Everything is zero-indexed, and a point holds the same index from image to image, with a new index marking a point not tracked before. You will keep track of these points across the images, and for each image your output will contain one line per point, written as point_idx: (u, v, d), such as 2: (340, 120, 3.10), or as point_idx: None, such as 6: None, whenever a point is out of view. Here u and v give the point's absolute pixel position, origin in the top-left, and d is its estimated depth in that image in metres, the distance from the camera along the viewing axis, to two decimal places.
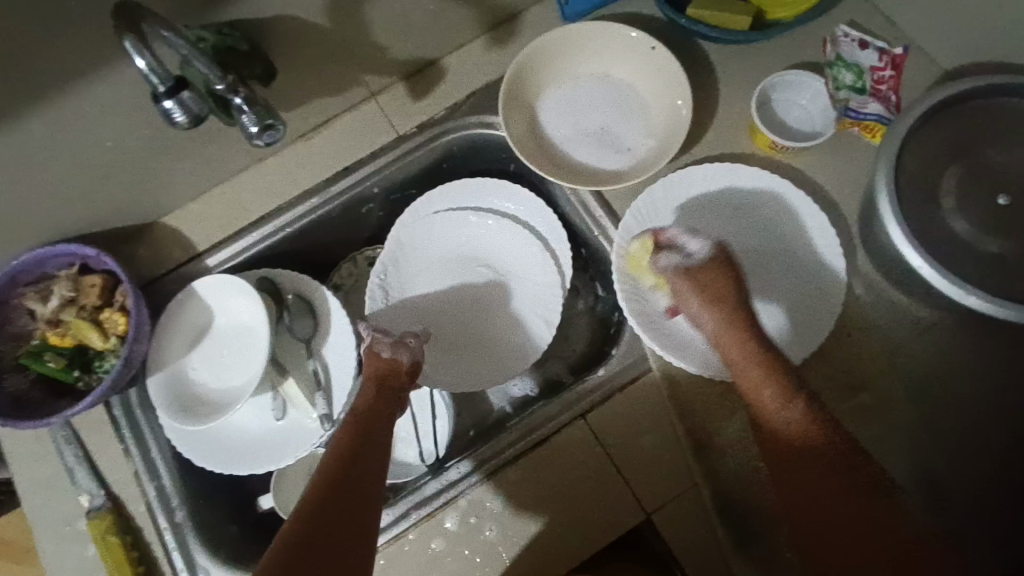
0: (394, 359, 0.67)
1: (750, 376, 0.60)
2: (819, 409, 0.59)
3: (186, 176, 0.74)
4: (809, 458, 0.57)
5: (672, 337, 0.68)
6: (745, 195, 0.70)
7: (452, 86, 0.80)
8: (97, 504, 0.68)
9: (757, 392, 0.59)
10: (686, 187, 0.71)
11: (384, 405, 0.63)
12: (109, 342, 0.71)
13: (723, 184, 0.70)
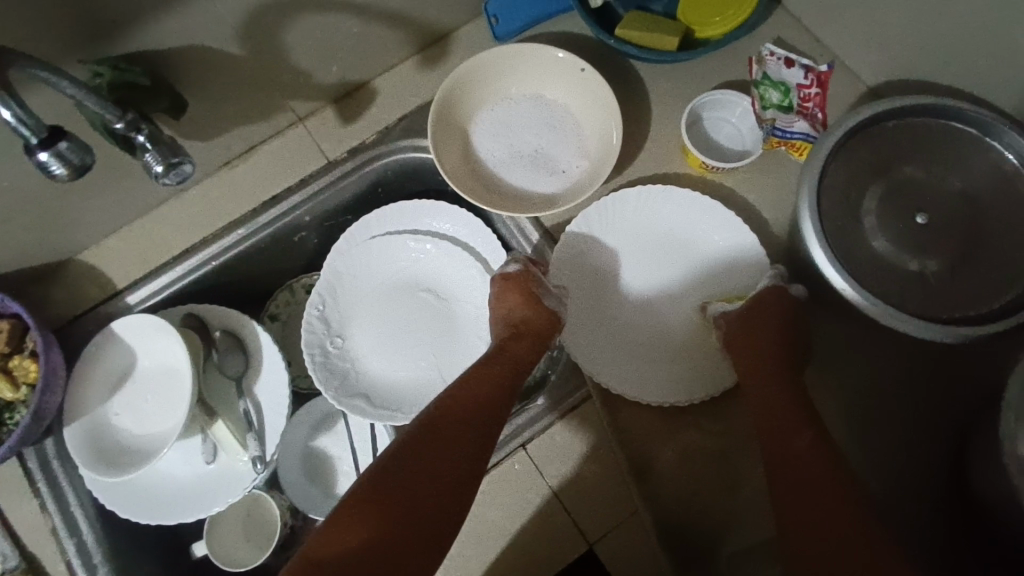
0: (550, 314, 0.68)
1: (764, 402, 0.61)
2: (827, 441, 0.57)
3: (100, 211, 0.71)
4: (806, 470, 0.55)
5: (605, 361, 0.68)
6: (677, 218, 0.71)
7: (384, 108, 0.78)
8: (11, 566, 0.64)
9: (768, 418, 0.60)
10: (621, 210, 0.71)
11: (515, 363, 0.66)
12: (19, 392, 0.67)
13: (656, 207, 0.71)
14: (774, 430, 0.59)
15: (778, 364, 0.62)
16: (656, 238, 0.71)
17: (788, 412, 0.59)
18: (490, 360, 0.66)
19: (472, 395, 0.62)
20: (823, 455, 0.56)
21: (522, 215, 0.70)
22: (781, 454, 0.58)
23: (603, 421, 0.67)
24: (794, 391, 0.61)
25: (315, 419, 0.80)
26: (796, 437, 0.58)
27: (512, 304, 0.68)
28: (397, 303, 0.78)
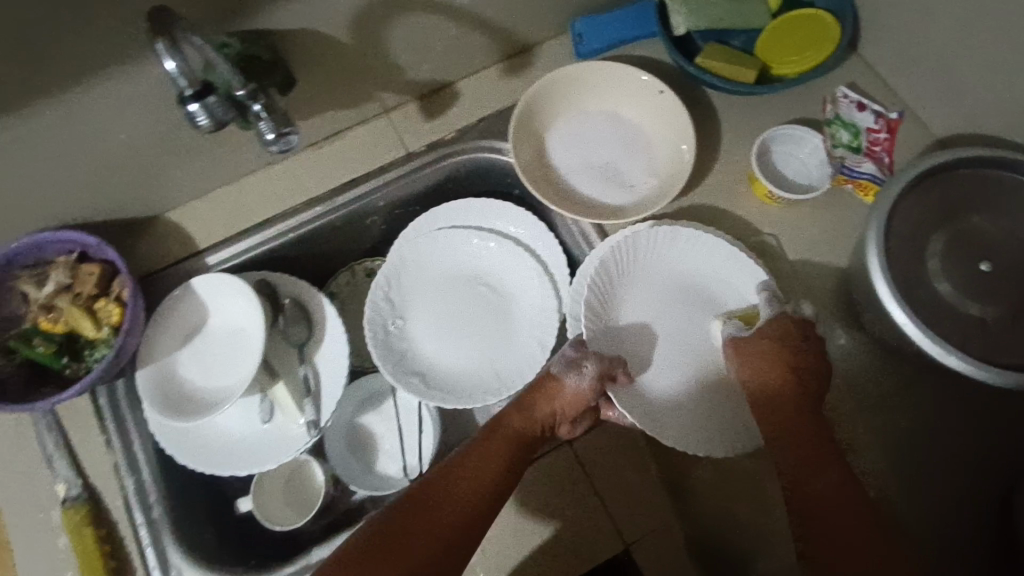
0: (574, 391, 0.64)
1: (795, 445, 0.59)
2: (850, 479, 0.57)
3: (195, 175, 0.75)
4: (836, 509, 0.55)
5: (654, 411, 0.68)
6: (703, 250, 0.71)
7: (465, 109, 0.82)
8: (73, 495, 0.67)
9: (793, 458, 0.58)
10: (633, 261, 0.71)
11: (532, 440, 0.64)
12: (102, 331, 0.71)
13: (671, 242, 0.72)
14: (808, 476, 0.57)
15: (796, 396, 0.61)
16: (671, 281, 0.72)
17: (822, 455, 0.58)
18: (501, 440, 0.62)
19: (485, 481, 0.59)
20: (866, 508, 0.56)
21: (586, 219, 0.73)
22: (819, 506, 0.56)
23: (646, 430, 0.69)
24: (822, 429, 0.60)
25: (363, 397, 0.83)
26: (828, 482, 0.57)
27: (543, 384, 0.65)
28: (452, 296, 0.81)
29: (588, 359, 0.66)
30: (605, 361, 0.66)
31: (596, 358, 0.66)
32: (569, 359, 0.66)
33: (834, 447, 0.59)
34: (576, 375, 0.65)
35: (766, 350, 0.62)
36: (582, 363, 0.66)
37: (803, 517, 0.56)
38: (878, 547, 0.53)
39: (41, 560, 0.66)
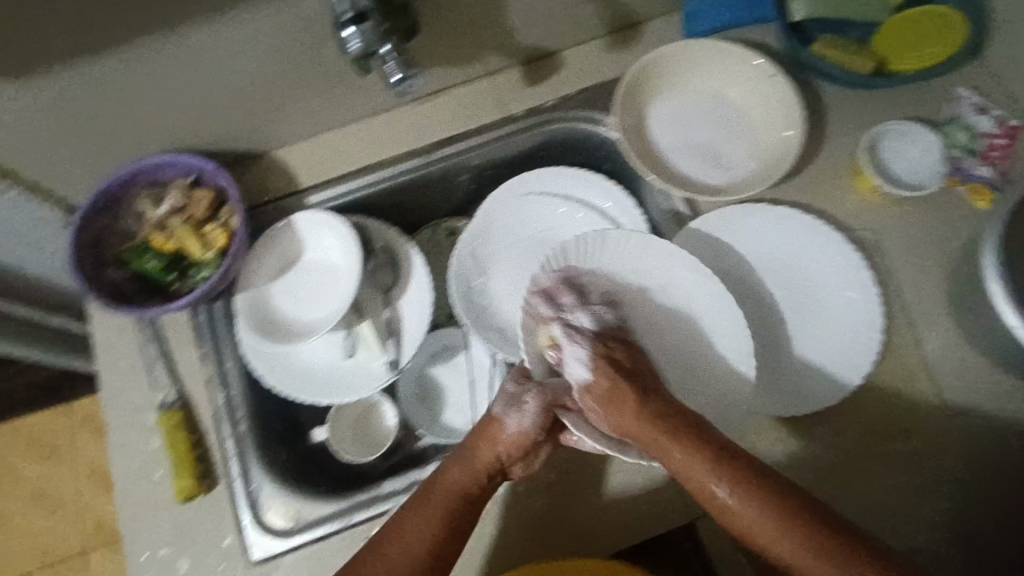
0: (518, 432, 0.64)
1: (725, 482, 0.57)
2: (781, 487, 0.56)
3: (305, 116, 0.78)
4: (784, 513, 0.54)
5: (614, 433, 0.66)
6: (793, 239, 0.71)
7: (567, 78, 0.83)
8: (169, 400, 0.71)
9: (726, 497, 0.56)
10: (479, 237, 0.82)
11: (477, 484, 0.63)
12: (208, 254, 0.75)
13: (642, 252, 0.70)
14: (718, 499, 0.56)
15: (649, 407, 0.61)
16: (743, 267, 0.72)
17: (734, 477, 0.56)
18: (444, 492, 0.62)
19: (429, 530, 0.60)
20: (808, 512, 0.54)
21: (681, 193, 0.73)
22: (751, 524, 0.55)
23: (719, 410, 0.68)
24: (684, 433, 0.59)
25: (434, 348, 0.84)
26: (748, 501, 0.55)
27: (484, 436, 0.65)
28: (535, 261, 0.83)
29: (528, 394, 0.66)
30: (547, 393, 0.66)
31: (536, 393, 0.66)
32: (511, 397, 0.66)
33: (694, 443, 0.58)
34: (522, 411, 0.65)
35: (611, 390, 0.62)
36: (522, 399, 0.66)
37: (750, 542, 0.55)
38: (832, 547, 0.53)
39: (134, 457, 0.70)
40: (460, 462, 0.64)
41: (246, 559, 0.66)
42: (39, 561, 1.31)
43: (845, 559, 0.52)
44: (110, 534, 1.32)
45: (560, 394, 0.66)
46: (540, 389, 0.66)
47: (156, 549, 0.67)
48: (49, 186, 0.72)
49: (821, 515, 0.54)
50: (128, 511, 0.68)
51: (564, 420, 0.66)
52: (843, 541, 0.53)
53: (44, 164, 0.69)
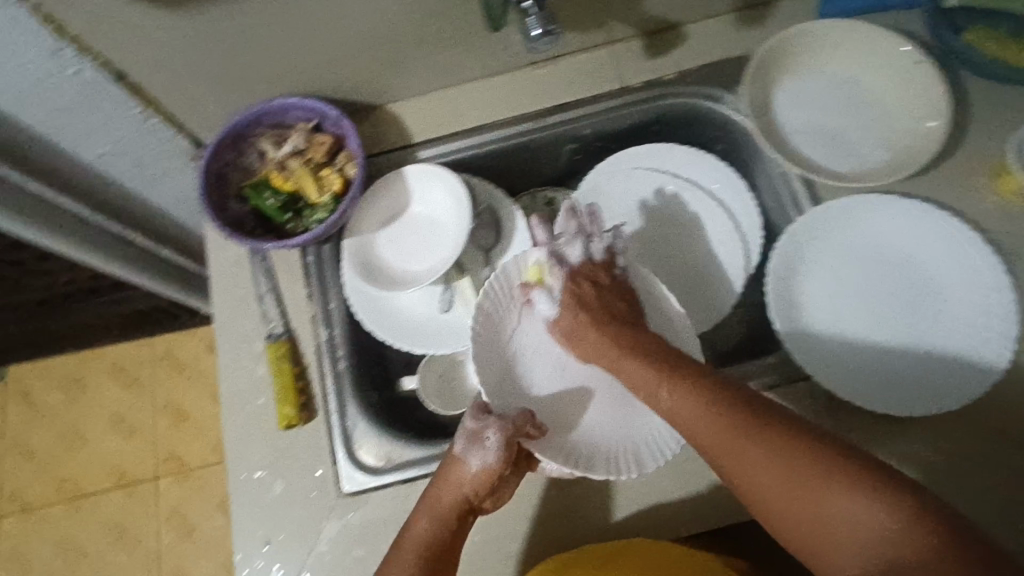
0: (488, 469, 0.60)
1: (724, 436, 0.52)
2: (775, 423, 0.51)
3: (426, 71, 0.79)
4: (780, 455, 0.49)
5: (579, 452, 0.67)
6: (919, 235, 0.68)
7: (690, 53, 0.81)
8: (277, 333, 0.74)
9: (726, 448, 0.52)
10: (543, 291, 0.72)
11: (452, 524, 0.60)
12: (323, 197, 0.78)
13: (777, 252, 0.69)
14: (661, 401, 0.58)
15: (608, 330, 0.65)
16: (862, 259, 0.70)
17: (672, 378, 0.58)
18: (412, 545, 0.59)
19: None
20: (749, 406, 0.53)
21: (802, 170, 0.71)
22: (759, 476, 0.50)
23: (822, 402, 0.66)
24: (658, 351, 0.62)
25: None
26: (682, 400, 0.56)
27: (443, 486, 0.61)
28: (637, 236, 0.82)
29: (489, 431, 0.62)
30: (507, 425, 0.62)
31: (496, 426, 0.62)
32: (470, 435, 0.62)
33: (661, 355, 0.61)
34: (489, 454, 0.61)
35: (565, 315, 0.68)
36: (483, 437, 0.61)
37: (693, 441, 0.55)
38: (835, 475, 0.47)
39: (240, 381, 0.74)
40: (431, 511, 0.61)
41: (339, 490, 0.69)
42: (116, 480, 1.37)
43: (776, 442, 0.50)
44: (183, 463, 1.37)
45: (521, 424, 0.63)
46: (500, 420, 0.62)
47: (255, 470, 0.70)
48: (184, 120, 0.76)
49: (766, 407, 0.53)
50: (232, 431, 0.72)
51: (529, 446, 0.65)
52: (854, 462, 0.47)
53: (185, 98, 0.73)
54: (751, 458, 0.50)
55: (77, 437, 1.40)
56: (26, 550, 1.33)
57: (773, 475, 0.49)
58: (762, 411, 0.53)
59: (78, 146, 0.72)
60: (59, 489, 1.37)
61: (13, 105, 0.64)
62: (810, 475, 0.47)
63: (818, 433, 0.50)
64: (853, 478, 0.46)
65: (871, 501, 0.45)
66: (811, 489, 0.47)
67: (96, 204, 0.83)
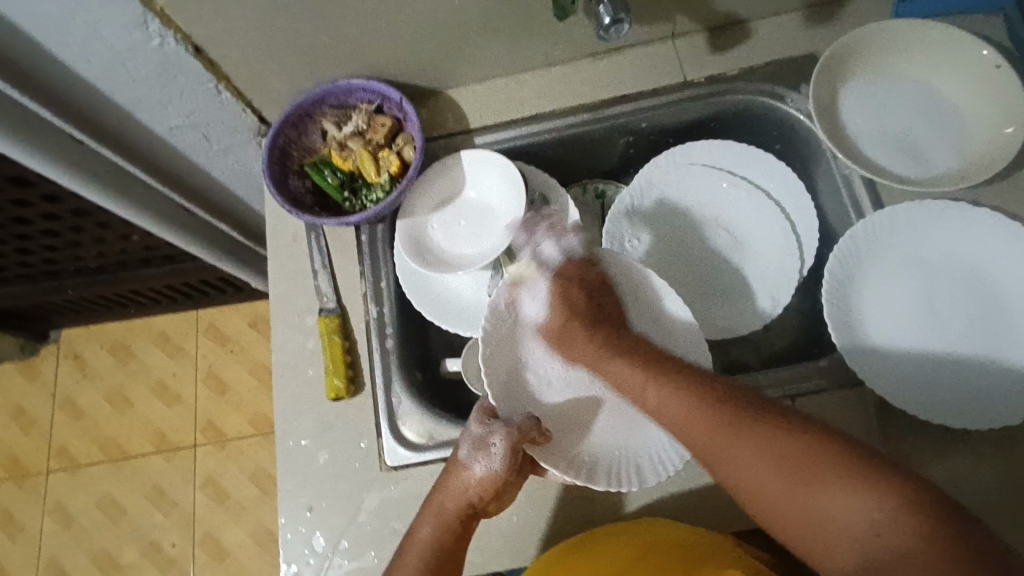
0: (489, 476, 0.61)
1: (712, 432, 0.54)
2: (768, 415, 0.53)
3: (489, 58, 0.80)
4: (771, 446, 0.51)
5: (580, 461, 0.66)
6: (986, 244, 0.66)
7: (755, 50, 0.80)
8: (329, 308, 0.76)
9: (715, 441, 0.54)
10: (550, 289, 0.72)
11: (456, 530, 0.61)
12: (381, 177, 0.79)
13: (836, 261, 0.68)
14: (649, 399, 0.60)
15: (597, 337, 0.66)
16: (923, 266, 0.68)
17: (659, 379, 0.60)
18: (416, 549, 0.60)
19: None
20: (736, 402, 0.55)
21: (867, 172, 0.70)
22: (746, 467, 0.51)
23: (874, 410, 0.64)
24: (642, 353, 0.63)
25: None
26: (669, 398, 0.58)
27: (447, 492, 0.62)
28: (690, 234, 0.82)
29: (495, 436, 0.62)
30: (512, 431, 0.62)
31: (502, 431, 0.62)
32: (477, 441, 0.62)
33: (648, 356, 0.63)
34: (491, 460, 0.61)
35: (564, 308, 0.68)
36: (488, 442, 0.61)
37: (683, 440, 0.56)
38: (825, 464, 0.48)
39: (290, 352, 0.76)
40: (435, 517, 0.61)
41: (381, 463, 0.70)
42: (158, 444, 1.42)
43: (764, 435, 0.52)
44: (220, 432, 1.42)
45: (526, 429, 0.63)
46: (506, 426, 0.62)
47: (301, 438, 0.72)
48: (252, 97, 0.79)
49: (752, 400, 0.55)
50: (280, 399, 0.74)
51: (534, 454, 0.64)
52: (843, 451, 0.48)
53: (256, 76, 0.75)
54: (739, 454, 0.52)
55: (123, 401, 1.46)
56: (70, 504, 1.40)
57: (765, 469, 0.50)
58: (749, 402, 0.54)
59: (153, 116, 0.75)
60: (104, 449, 1.43)
61: (98, 74, 0.67)
62: (801, 464, 0.49)
63: (805, 425, 0.51)
64: (840, 467, 0.48)
65: (861, 489, 0.46)
66: (801, 478, 0.49)
67: (162, 175, 0.86)
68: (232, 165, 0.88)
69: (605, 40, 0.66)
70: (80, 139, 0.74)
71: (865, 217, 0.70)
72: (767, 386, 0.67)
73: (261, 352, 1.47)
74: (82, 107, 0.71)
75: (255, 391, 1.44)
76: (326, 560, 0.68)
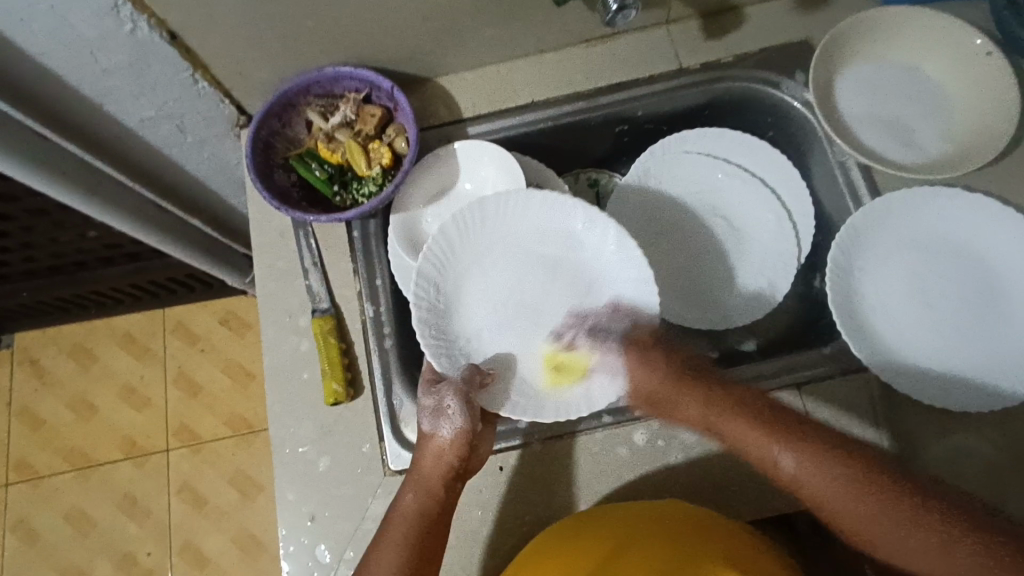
0: (453, 438, 0.62)
1: (849, 506, 0.55)
2: (904, 489, 0.54)
3: (480, 44, 0.77)
4: (915, 526, 0.52)
5: (523, 400, 0.67)
6: (979, 230, 0.68)
7: (749, 35, 0.79)
8: (323, 308, 0.73)
9: (852, 515, 0.55)
10: (462, 240, 0.71)
11: (439, 497, 0.61)
12: (372, 170, 0.76)
13: (841, 247, 0.69)
14: (776, 463, 0.59)
15: (708, 396, 0.64)
16: (922, 252, 0.69)
17: (786, 441, 0.59)
18: (402, 518, 0.60)
19: (397, 551, 0.58)
20: (872, 471, 0.55)
21: (867, 158, 0.70)
22: (887, 538, 0.53)
23: (875, 393, 0.65)
24: (762, 409, 0.62)
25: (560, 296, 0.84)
26: (805, 469, 0.57)
27: (423, 468, 0.62)
28: (684, 223, 0.82)
29: (446, 399, 0.63)
30: (461, 386, 0.64)
31: (450, 391, 0.64)
32: (433, 410, 0.64)
33: (770, 415, 0.61)
34: (443, 422, 0.62)
35: (653, 356, 0.67)
36: (444, 407, 0.63)
37: (819, 510, 0.57)
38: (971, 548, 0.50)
39: (282, 356, 0.72)
40: (419, 487, 0.61)
41: (385, 467, 0.68)
42: (127, 451, 1.36)
43: (915, 527, 0.52)
44: (195, 436, 1.36)
45: (469, 379, 0.66)
46: (453, 385, 0.64)
47: (300, 445, 0.69)
48: (231, 86, 0.74)
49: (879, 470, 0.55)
50: (276, 405, 0.71)
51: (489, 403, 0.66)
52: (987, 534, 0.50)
53: (235, 64, 0.71)
54: (877, 529, 0.54)
55: (88, 407, 1.38)
56: (36, 517, 1.32)
57: (925, 556, 0.51)
58: (886, 470, 0.55)
59: (124, 108, 0.70)
60: (70, 458, 1.35)
61: (63, 65, 0.62)
62: (952, 556, 0.50)
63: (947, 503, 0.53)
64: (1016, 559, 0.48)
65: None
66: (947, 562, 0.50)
67: (133, 170, 0.81)
68: (208, 157, 0.83)
69: (609, 26, 0.64)
70: (44, 135, 0.69)
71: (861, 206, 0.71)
72: (771, 374, 0.67)
73: (235, 352, 1.41)
74: (47, 100, 0.65)
75: (230, 392, 1.39)
76: (333, 571, 0.65)
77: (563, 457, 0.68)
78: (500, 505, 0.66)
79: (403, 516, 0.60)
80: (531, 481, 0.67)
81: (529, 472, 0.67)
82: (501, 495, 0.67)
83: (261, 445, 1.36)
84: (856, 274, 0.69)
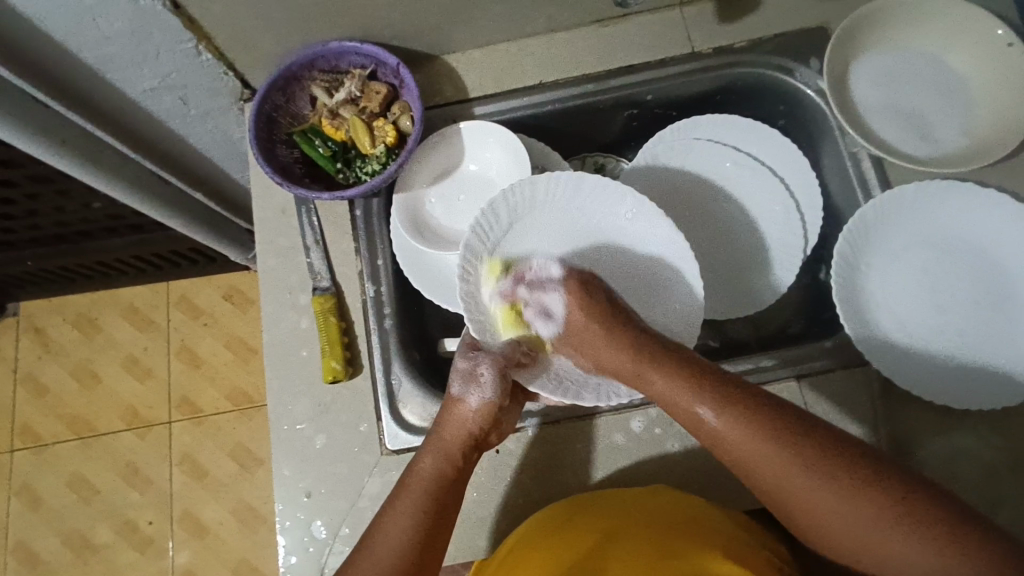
0: (484, 406, 0.63)
1: (755, 454, 0.54)
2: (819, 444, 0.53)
3: (489, 22, 0.76)
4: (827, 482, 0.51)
5: (565, 382, 0.68)
6: (991, 227, 0.66)
7: (765, 20, 0.77)
8: (324, 286, 0.73)
9: (759, 466, 0.54)
10: (508, 214, 0.70)
11: (461, 465, 0.61)
12: (376, 148, 0.75)
13: (849, 238, 0.68)
14: (688, 412, 0.59)
15: (621, 337, 0.65)
16: (929, 246, 0.68)
17: (710, 397, 0.58)
18: (421, 476, 0.60)
19: (414, 508, 0.59)
20: (808, 442, 0.53)
21: (879, 150, 0.69)
22: (791, 486, 0.52)
23: (875, 389, 0.65)
24: (687, 368, 0.61)
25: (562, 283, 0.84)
26: (734, 428, 0.55)
27: (450, 432, 0.62)
28: (689, 211, 0.81)
29: (481, 366, 0.65)
30: (496, 357, 0.66)
31: (486, 360, 0.66)
32: (466, 374, 0.65)
33: (705, 377, 0.59)
34: (473, 388, 0.64)
35: (581, 313, 0.68)
36: (478, 373, 0.65)
37: (725, 455, 0.56)
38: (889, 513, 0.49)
39: (282, 333, 0.72)
40: (445, 450, 0.61)
41: (382, 446, 0.69)
42: (130, 420, 1.37)
43: (833, 486, 0.51)
44: (196, 408, 1.37)
45: (509, 355, 0.67)
46: (489, 355, 0.66)
47: (298, 422, 0.69)
48: (236, 59, 0.73)
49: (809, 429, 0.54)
50: (275, 382, 0.71)
51: (525, 380, 0.67)
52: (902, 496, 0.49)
53: (239, 36, 0.69)
54: (795, 483, 0.52)
55: (91, 376, 1.40)
56: (39, 483, 1.34)
57: (850, 513, 0.50)
58: (806, 425, 0.54)
59: (127, 79, 0.69)
60: (73, 426, 1.37)
61: (66, 32, 0.61)
62: (868, 515, 0.50)
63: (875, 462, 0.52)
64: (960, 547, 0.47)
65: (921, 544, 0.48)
66: (863, 526, 0.50)
67: (136, 141, 0.80)
68: (212, 130, 0.83)
69: None
70: (47, 104, 0.68)
71: (872, 197, 0.70)
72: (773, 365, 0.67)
73: (237, 326, 1.42)
74: (48, 67, 0.65)
75: (232, 365, 1.40)
76: (328, 546, 0.66)
77: (560, 442, 0.68)
78: (496, 487, 0.67)
79: (425, 474, 0.60)
80: (526, 465, 0.67)
81: (524, 456, 0.67)
82: (496, 478, 0.67)
83: (262, 419, 1.37)
84: (861, 268, 0.68)
